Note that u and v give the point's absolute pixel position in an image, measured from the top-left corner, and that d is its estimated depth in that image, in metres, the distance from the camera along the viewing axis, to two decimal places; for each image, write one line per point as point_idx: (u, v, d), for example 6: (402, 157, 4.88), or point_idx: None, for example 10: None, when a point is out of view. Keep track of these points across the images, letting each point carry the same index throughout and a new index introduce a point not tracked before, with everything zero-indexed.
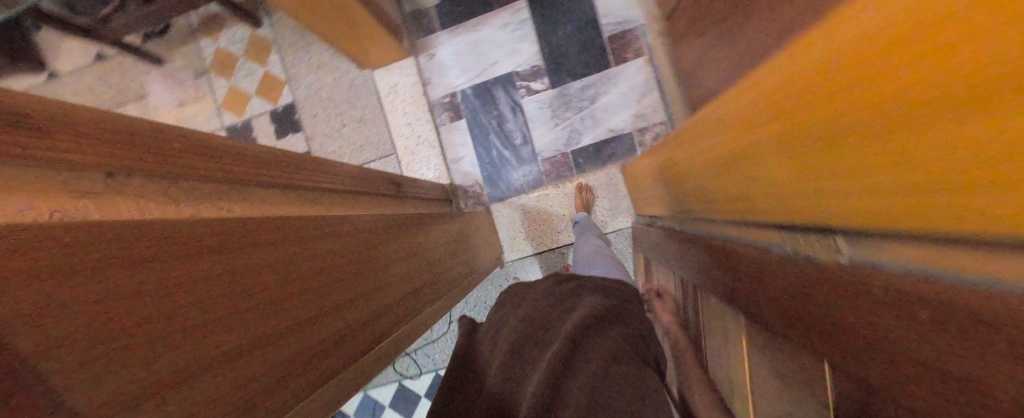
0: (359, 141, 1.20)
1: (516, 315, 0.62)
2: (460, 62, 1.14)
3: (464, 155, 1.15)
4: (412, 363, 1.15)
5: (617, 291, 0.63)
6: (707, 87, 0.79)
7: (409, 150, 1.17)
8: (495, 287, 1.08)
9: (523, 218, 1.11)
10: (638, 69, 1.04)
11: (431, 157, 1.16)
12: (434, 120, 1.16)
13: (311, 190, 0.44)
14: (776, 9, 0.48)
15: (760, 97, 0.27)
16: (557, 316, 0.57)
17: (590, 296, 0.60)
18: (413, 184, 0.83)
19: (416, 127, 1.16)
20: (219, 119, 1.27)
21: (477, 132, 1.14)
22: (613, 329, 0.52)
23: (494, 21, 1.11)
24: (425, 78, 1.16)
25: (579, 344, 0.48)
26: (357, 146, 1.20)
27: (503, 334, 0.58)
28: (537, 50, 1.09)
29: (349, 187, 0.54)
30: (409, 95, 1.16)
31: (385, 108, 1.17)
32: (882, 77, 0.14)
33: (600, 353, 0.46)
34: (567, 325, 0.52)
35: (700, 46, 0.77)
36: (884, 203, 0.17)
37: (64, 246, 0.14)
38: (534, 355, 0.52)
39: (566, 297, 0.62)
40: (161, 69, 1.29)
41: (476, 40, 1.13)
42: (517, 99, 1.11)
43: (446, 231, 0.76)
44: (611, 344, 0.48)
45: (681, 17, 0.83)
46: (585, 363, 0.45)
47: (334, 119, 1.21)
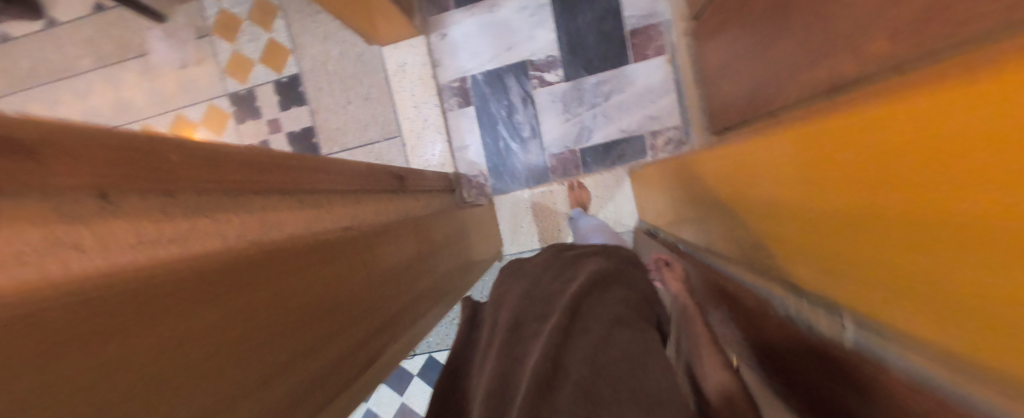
0: (365, 119, 1.17)
1: (516, 290, 0.61)
2: (472, 45, 1.09)
3: (470, 143, 1.13)
4: None
5: (618, 260, 0.61)
6: (728, 99, 0.75)
7: (415, 133, 1.14)
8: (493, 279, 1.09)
9: (525, 212, 1.10)
10: (657, 68, 0.99)
11: (437, 142, 1.14)
12: (442, 104, 1.13)
13: (310, 193, 0.44)
14: (815, 34, 0.44)
15: (796, 156, 0.26)
16: (556, 286, 0.56)
17: (589, 265, 0.58)
18: (418, 175, 0.82)
19: (423, 109, 1.13)
20: (223, 85, 1.24)
21: (485, 120, 1.11)
22: (615, 295, 0.49)
23: (511, 2, 1.04)
24: (435, 59, 1.12)
25: (579, 315, 0.46)
26: (363, 124, 1.17)
27: (503, 309, 0.57)
28: (554, 38, 1.04)
29: (350, 184, 0.53)
30: (417, 76, 1.12)
31: (393, 87, 1.14)
32: (952, 204, 0.14)
33: (602, 320, 0.44)
34: (566, 295, 0.51)
35: (725, 54, 0.72)
36: (949, 309, 0.16)
37: (54, 315, 0.13)
38: (535, 323, 0.50)
39: (564, 269, 0.61)
40: (163, 27, 1.24)
41: (491, 23, 1.07)
42: (528, 89, 1.07)
43: (447, 228, 0.76)
44: (612, 311, 0.46)
45: (710, 18, 0.77)
46: (584, 333, 0.43)
47: (339, 94, 1.17)
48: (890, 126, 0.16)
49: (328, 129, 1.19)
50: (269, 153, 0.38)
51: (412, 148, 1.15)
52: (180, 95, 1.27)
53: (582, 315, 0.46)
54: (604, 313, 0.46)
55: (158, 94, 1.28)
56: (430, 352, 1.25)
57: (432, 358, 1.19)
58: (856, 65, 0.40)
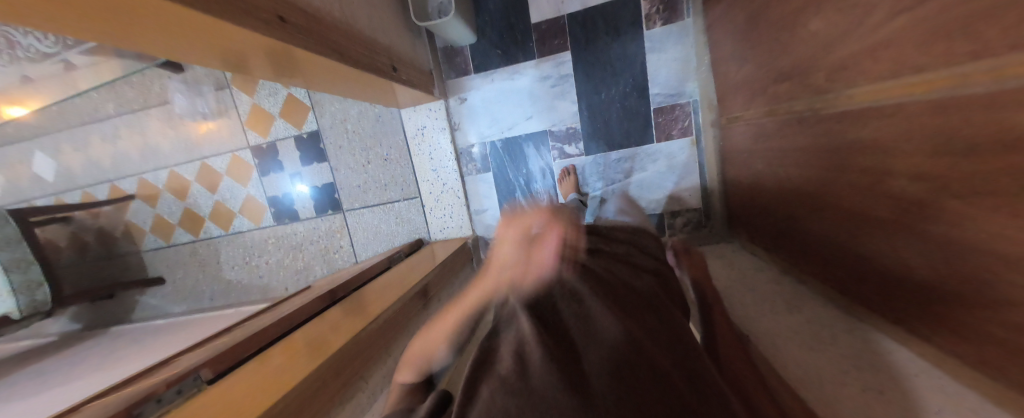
0: (384, 177, 1.17)
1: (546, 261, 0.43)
2: (491, 111, 1.06)
3: (487, 207, 1.14)
4: None
5: (641, 256, 0.52)
6: (755, 215, 0.74)
7: (434, 196, 1.15)
8: None
9: None
10: (681, 149, 0.97)
11: (455, 205, 1.14)
12: (461, 169, 1.12)
13: (349, 394, 0.47)
14: (859, 252, 0.44)
15: None
16: (600, 266, 0.43)
17: (618, 257, 0.50)
18: (439, 273, 0.85)
19: (443, 173, 1.13)
20: (244, 137, 1.26)
21: (504, 188, 1.11)
22: (662, 305, 0.42)
23: (532, 71, 1.00)
24: (454, 123, 1.10)
25: (631, 316, 0.37)
26: (383, 182, 1.18)
27: (538, 285, 0.40)
28: (576, 110, 1.01)
29: (379, 347, 0.55)
30: (434, 139, 1.11)
31: (411, 149, 1.13)
32: None
33: (658, 334, 0.36)
34: (623, 290, 0.41)
35: (757, 173, 0.70)
36: None
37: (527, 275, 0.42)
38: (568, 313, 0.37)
39: (596, 249, 0.49)
40: (184, 78, 1.21)
41: (511, 89, 1.03)
42: (549, 160, 1.06)
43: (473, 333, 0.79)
44: (668, 319, 0.40)
45: (742, 130, 0.75)
46: (660, 335, 0.36)
47: (359, 153, 1.17)
48: None
49: (349, 185, 1.21)
50: (310, 391, 0.41)
51: (432, 209, 1.16)
52: (205, 145, 1.30)
53: (636, 318, 0.37)
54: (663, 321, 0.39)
55: (183, 143, 1.31)
56: None
57: None
58: (886, 304, 0.41)
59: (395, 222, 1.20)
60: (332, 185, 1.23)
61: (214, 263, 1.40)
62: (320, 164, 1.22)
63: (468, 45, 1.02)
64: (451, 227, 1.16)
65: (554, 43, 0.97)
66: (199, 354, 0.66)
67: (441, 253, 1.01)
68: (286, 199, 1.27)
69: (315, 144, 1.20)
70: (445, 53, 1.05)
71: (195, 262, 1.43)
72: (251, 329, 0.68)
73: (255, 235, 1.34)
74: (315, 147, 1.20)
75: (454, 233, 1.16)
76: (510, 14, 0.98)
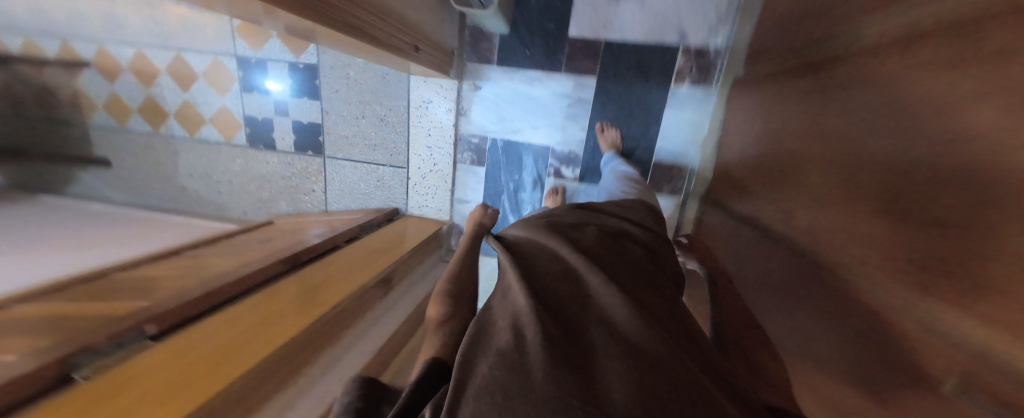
0: (375, 137, 1.12)
1: (558, 247, 0.50)
2: (502, 109, 1.03)
3: (471, 199, 1.14)
4: None
5: (643, 239, 0.57)
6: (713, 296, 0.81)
7: (422, 172, 1.13)
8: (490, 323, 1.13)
9: None
10: (666, 206, 1.01)
11: (440, 188, 1.14)
12: (455, 155, 1.10)
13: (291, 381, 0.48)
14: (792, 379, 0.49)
15: None
16: (602, 253, 0.48)
17: (624, 239, 0.55)
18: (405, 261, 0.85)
19: (435, 154, 1.11)
20: (232, 44, 1.13)
21: (492, 187, 1.11)
22: (656, 283, 0.49)
23: (553, 84, 0.98)
24: (461, 107, 1.06)
25: (632, 296, 0.43)
26: (373, 143, 1.13)
27: (544, 275, 0.46)
28: (584, 137, 1.00)
29: (329, 333, 0.57)
30: (437, 117, 1.07)
31: (410, 119, 1.08)
32: None
33: (657, 312, 0.42)
34: (625, 273, 0.46)
35: (726, 262, 0.76)
36: None
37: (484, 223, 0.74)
38: (574, 297, 0.43)
39: (603, 232, 0.54)
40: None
41: (528, 95, 1.00)
42: (542, 175, 1.07)
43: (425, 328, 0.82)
44: (666, 302, 0.46)
45: (728, 220, 0.79)
46: (658, 315, 0.42)
47: (355, 104, 1.11)
48: None
49: (336, 134, 1.15)
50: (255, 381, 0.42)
51: (416, 184, 1.15)
52: (183, 37, 1.15)
53: (637, 299, 0.42)
54: (659, 304, 0.45)
55: (157, 26, 1.15)
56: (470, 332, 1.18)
57: None
58: None
59: (375, 185, 1.17)
60: (318, 128, 1.16)
61: (172, 165, 1.30)
62: (309, 101, 1.14)
63: (499, 34, 0.96)
64: (429, 207, 1.16)
65: (584, 65, 0.94)
66: (138, 282, 0.63)
67: (413, 233, 1.01)
68: (266, 125, 1.19)
69: (309, 79, 1.12)
70: (473, 32, 0.98)
71: (150, 157, 1.32)
72: (200, 268, 0.66)
73: (223, 150, 1.25)
74: (310, 82, 1.12)
75: (431, 214, 1.16)
76: (551, 18, 0.93)
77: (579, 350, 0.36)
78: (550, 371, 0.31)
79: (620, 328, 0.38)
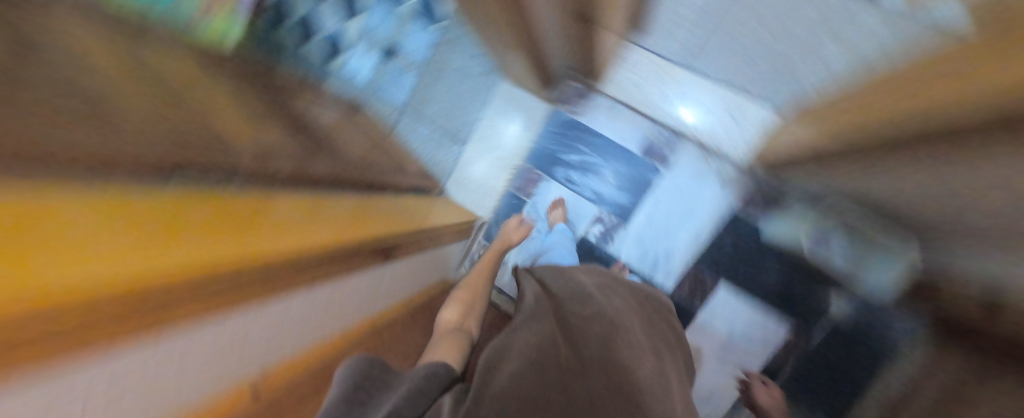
0: (734, 60, 0.95)
1: (553, 305, 0.62)
2: (685, 194, 1.02)
3: (609, 130, 1.08)
4: (447, 37, 1.06)
5: (640, 310, 0.67)
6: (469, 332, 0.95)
7: (647, 92, 1.04)
8: (457, 89, 1.14)
9: (491, 125, 1.20)
10: None
11: (632, 104, 1.06)
12: (664, 130, 1.05)
13: None
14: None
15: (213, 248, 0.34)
16: (584, 310, 0.59)
17: (617, 301, 0.64)
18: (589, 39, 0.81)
19: (676, 108, 1.02)
20: None
21: (611, 143, 1.08)
22: (644, 342, 0.57)
23: (689, 247, 1.02)
24: (708, 147, 1.01)
25: (622, 342, 0.52)
26: (729, 49, 0.94)
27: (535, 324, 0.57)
28: (628, 258, 1.06)
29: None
30: (719, 124, 0.99)
31: (727, 96, 0.98)
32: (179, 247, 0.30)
33: (622, 359, 0.49)
34: (598, 329, 0.54)
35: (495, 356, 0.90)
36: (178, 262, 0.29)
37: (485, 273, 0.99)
38: (580, 329, 0.54)
39: (592, 293, 0.64)
40: None
41: (691, 219, 1.02)
42: (605, 206, 1.09)
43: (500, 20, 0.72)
44: (648, 363, 0.52)
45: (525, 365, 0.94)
46: (625, 367, 0.48)
47: (801, 32, 0.89)
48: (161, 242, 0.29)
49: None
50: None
51: (658, 79, 1.01)
52: None
53: (604, 352, 0.49)
54: (633, 358, 0.50)
55: None
56: (455, 51, 1.08)
57: (460, 64, 1.11)
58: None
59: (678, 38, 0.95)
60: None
61: None
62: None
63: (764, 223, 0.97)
64: (618, 80, 1.04)
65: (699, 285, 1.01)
66: None
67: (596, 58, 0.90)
68: None
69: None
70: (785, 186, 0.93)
71: None
72: None
73: None
74: None
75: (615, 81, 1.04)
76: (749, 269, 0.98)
77: (563, 357, 0.48)
78: (501, 386, 0.42)
79: (577, 365, 0.47)
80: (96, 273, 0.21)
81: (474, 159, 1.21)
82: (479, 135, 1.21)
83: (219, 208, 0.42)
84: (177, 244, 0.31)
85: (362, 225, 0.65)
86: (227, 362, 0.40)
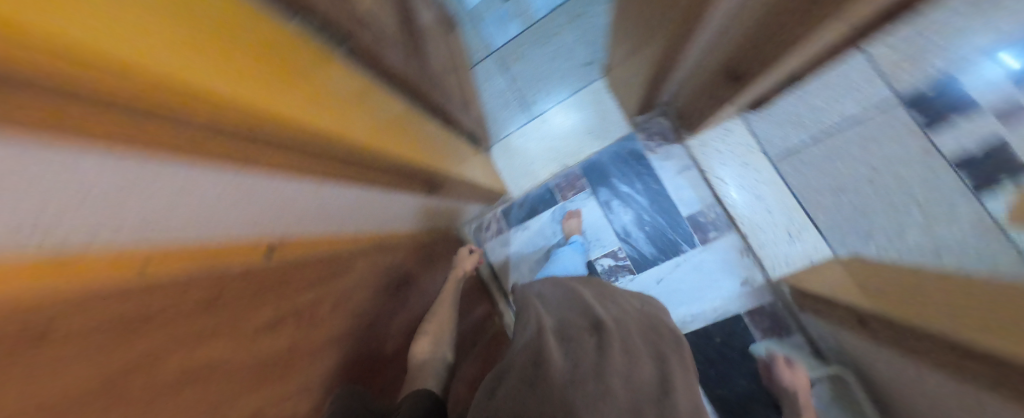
0: (821, 184, 0.94)
1: (547, 314, 0.63)
2: (706, 275, 1.02)
3: (671, 183, 1.05)
4: (563, 18, 1.14)
5: (649, 317, 0.65)
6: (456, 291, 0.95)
7: (722, 176, 1.01)
8: (545, 61, 1.16)
9: (562, 120, 1.14)
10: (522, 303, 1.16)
11: (703, 172, 1.02)
12: (720, 212, 1.02)
13: None
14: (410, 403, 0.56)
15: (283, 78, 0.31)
16: (579, 319, 0.59)
17: (625, 313, 0.63)
18: (705, 95, 0.76)
19: (742, 196, 0.99)
20: None
21: (665, 193, 1.05)
22: (645, 346, 0.56)
23: (684, 322, 1.03)
24: (748, 250, 1.00)
25: (619, 348, 0.51)
26: (821, 172, 0.94)
27: (527, 337, 0.58)
28: None
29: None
30: (773, 234, 0.97)
31: (795, 214, 0.95)
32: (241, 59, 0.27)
33: (618, 364, 0.49)
34: (593, 338, 0.54)
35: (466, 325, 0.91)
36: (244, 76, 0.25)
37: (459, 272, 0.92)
38: (578, 340, 0.54)
39: (593, 302, 0.64)
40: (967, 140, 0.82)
41: (699, 300, 1.02)
42: (627, 246, 1.08)
43: (646, 28, 0.68)
44: (647, 369, 0.51)
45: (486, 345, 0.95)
46: (621, 375, 0.48)
47: (896, 190, 0.88)
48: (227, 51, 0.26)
49: (868, 130, 0.88)
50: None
51: (742, 163, 0.99)
52: None
53: (599, 359, 0.49)
54: (631, 364, 0.50)
55: None
56: (562, 29, 1.14)
57: (560, 39, 1.15)
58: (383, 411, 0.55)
59: (783, 132, 0.96)
60: (897, 117, 0.88)
61: None
62: (925, 91, 0.86)
63: (763, 340, 0.96)
64: (706, 143, 1.02)
65: None
66: None
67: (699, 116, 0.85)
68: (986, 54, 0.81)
69: (967, 165, 0.83)
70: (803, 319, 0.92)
71: None
72: None
73: None
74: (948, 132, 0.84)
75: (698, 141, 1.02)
76: (728, 372, 0.98)
77: (559, 368, 0.47)
78: None
79: (566, 377, 0.46)
80: (139, 38, 0.18)
81: (529, 141, 1.18)
82: (545, 118, 1.16)
83: (292, 46, 0.37)
84: (262, 70, 0.29)
85: (411, 135, 0.62)
86: (256, 209, 0.37)
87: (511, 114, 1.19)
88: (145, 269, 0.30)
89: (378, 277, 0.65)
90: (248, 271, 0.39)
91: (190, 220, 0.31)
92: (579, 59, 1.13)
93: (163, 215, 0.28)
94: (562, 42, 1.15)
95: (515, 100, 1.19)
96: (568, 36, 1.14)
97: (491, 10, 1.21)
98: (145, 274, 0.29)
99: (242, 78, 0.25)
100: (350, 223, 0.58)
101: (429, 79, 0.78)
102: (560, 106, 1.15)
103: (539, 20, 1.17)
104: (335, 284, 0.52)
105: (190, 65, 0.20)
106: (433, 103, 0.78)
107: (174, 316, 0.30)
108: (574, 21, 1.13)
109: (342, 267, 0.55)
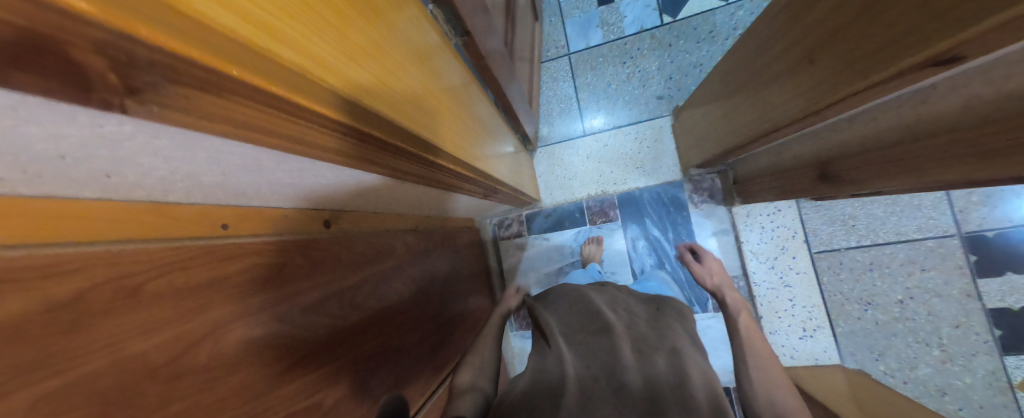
0: (853, 293, 0.92)
1: (557, 321, 0.62)
2: (706, 340, 1.03)
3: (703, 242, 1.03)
4: (648, 43, 1.09)
5: (664, 314, 0.64)
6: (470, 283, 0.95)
7: (754, 253, 0.99)
8: (616, 80, 1.11)
9: (614, 144, 1.11)
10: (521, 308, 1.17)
11: (738, 241, 1.00)
12: (743, 287, 0.99)
13: (875, 36, 0.32)
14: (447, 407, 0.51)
15: (403, 64, 0.28)
16: (591, 325, 0.58)
17: (640, 318, 0.61)
18: (777, 171, 0.73)
19: (769, 276, 0.97)
20: None
21: None
22: (659, 340, 0.55)
23: None
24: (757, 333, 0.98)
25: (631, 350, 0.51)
26: (857, 281, 0.92)
27: (540, 352, 0.57)
28: None
29: (924, 133, 0.39)
30: (789, 324, 0.96)
31: (816, 312, 0.94)
32: (379, 46, 0.24)
33: (632, 370, 0.48)
34: (607, 344, 0.53)
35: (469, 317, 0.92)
36: (374, 67, 0.23)
37: (466, 282, 0.90)
38: (590, 345, 0.54)
39: (607, 307, 0.63)
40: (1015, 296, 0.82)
41: None
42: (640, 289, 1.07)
43: (735, 94, 0.66)
44: (664, 364, 0.49)
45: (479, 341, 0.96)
46: (636, 380, 0.46)
47: (925, 320, 0.86)
48: (370, 39, 0.23)
49: (918, 252, 0.88)
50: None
51: (778, 247, 0.97)
52: None
53: (614, 369, 0.48)
54: (648, 368, 0.48)
55: None
56: (644, 54, 1.10)
57: (639, 63, 1.10)
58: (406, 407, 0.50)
59: (831, 229, 0.94)
60: (948, 248, 0.86)
61: None
62: (986, 233, 0.85)
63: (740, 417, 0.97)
64: (752, 214, 0.99)
65: None
66: None
67: (755, 195, 0.83)
68: None
69: (1000, 320, 0.83)
70: None
71: None
72: None
73: None
74: (1005, 281, 0.83)
75: (744, 210, 1.00)
76: None
77: (576, 377, 0.48)
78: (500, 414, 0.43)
79: (583, 393, 0.45)
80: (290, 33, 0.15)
81: (574, 155, 1.14)
82: (597, 138, 1.12)
83: (419, 25, 0.34)
84: (391, 57, 0.26)
85: (482, 116, 0.59)
86: (332, 187, 0.36)
87: (564, 122, 1.16)
88: (226, 226, 0.30)
89: (416, 265, 0.64)
90: (310, 242, 0.38)
91: (273, 187, 0.30)
92: (653, 89, 1.09)
93: (262, 182, 0.27)
94: (639, 67, 1.10)
95: (574, 108, 1.15)
96: (647, 62, 1.09)
97: (580, 11, 1.16)
98: (224, 233, 0.29)
99: (387, 79, 0.25)
100: (395, 207, 0.56)
101: (514, 75, 0.76)
102: (616, 130, 1.11)
103: (626, 36, 1.11)
104: (381, 270, 0.51)
105: (328, 63, 0.18)
106: (513, 105, 0.76)
107: (249, 277, 0.30)
108: (658, 49, 1.09)
109: (382, 248, 0.53)
